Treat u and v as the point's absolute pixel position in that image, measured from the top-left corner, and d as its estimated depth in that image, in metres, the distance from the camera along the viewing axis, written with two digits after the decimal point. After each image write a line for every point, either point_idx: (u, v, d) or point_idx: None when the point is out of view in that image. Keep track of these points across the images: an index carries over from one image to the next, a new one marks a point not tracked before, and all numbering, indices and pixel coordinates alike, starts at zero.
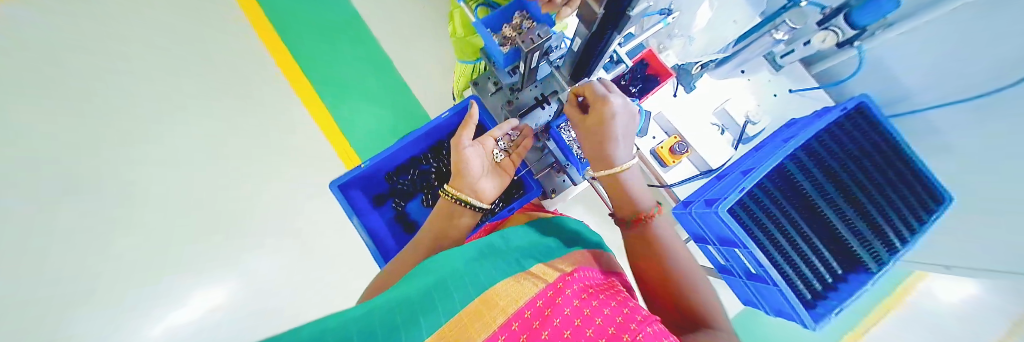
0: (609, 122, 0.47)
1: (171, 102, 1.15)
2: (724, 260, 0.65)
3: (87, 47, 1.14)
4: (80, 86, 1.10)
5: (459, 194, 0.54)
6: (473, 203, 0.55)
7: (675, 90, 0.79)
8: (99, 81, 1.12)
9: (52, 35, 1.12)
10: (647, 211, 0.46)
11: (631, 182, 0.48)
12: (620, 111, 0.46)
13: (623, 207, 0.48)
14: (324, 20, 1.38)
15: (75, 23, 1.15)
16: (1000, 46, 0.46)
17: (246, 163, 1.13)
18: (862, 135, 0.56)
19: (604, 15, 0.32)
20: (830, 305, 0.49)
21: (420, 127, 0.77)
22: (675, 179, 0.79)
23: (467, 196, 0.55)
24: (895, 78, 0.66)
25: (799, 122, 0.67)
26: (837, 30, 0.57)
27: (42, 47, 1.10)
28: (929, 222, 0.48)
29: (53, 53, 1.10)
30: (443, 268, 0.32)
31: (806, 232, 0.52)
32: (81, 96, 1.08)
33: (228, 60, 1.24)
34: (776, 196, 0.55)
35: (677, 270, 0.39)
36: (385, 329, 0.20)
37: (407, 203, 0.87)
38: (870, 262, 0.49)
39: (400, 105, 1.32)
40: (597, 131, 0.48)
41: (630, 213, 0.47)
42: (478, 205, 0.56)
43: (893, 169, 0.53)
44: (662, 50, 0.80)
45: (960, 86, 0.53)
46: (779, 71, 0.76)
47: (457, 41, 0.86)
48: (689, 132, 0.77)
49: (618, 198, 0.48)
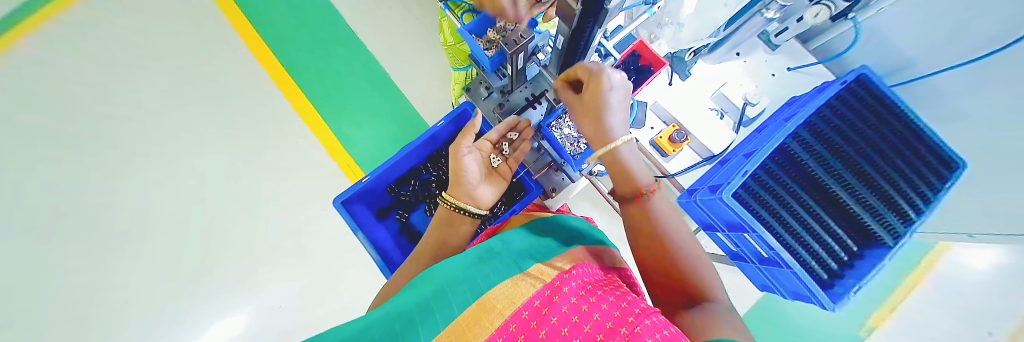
0: (602, 98, 0.42)
1: (173, 135, 1.21)
2: (734, 247, 0.63)
3: (104, 93, 1.23)
4: (104, 132, 1.19)
5: (458, 202, 0.55)
6: (472, 210, 0.55)
7: (670, 79, 0.78)
8: (123, 129, 1.20)
9: (80, 85, 1.22)
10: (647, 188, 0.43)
11: (627, 165, 0.43)
12: (616, 86, 0.42)
13: (621, 186, 0.45)
14: (317, 40, 1.39)
15: (96, 74, 1.24)
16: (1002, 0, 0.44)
17: (250, 189, 1.18)
18: (865, 109, 0.55)
19: (582, 10, 0.32)
20: (849, 284, 0.48)
21: (416, 137, 0.77)
22: (677, 168, 0.77)
23: (464, 203, 0.55)
24: (897, 50, 0.65)
25: (800, 99, 0.65)
26: (829, 5, 0.55)
27: (82, 98, 1.21)
28: (943, 190, 0.46)
29: (86, 104, 1.21)
30: (441, 276, 0.32)
31: (816, 211, 0.51)
32: (113, 141, 1.18)
33: (224, 86, 1.28)
34: (781, 177, 0.54)
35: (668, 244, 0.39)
36: (382, 338, 0.20)
37: (411, 214, 0.87)
38: (885, 237, 0.47)
39: (400, 117, 1.34)
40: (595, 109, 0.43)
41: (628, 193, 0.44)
42: (477, 212, 0.56)
43: (898, 138, 0.52)
44: (653, 40, 0.79)
45: (974, 46, 0.51)
46: (774, 51, 0.74)
47: (447, 49, 0.88)
48: (687, 120, 0.76)
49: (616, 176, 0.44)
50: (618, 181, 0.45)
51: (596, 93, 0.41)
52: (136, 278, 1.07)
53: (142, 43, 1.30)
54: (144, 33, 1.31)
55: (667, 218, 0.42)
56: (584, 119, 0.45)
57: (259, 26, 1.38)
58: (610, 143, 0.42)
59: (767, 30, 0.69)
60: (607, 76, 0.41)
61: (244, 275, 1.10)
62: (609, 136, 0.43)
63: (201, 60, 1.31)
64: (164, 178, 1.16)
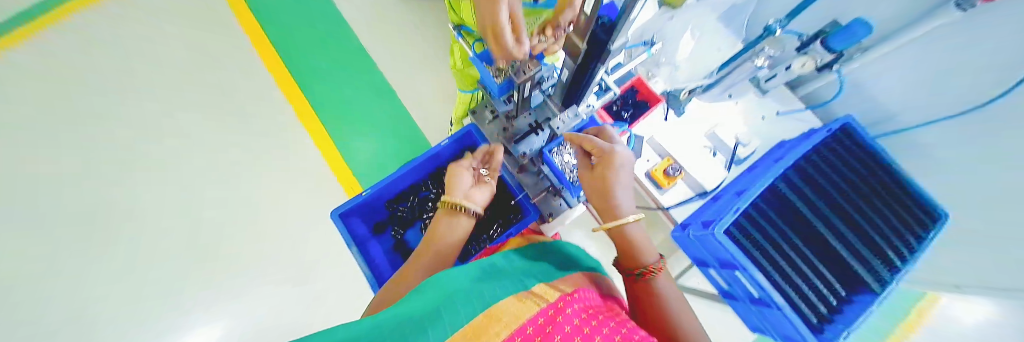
0: (614, 173, 0.48)
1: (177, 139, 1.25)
2: (726, 284, 0.63)
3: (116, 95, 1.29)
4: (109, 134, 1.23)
5: (451, 198, 0.56)
6: (467, 205, 0.56)
7: (665, 115, 0.82)
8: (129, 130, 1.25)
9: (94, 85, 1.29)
10: (653, 265, 0.43)
11: (632, 236, 0.46)
12: (625, 163, 0.49)
13: (626, 259, 0.46)
14: (330, 54, 1.46)
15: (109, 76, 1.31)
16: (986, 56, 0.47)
17: (246, 196, 1.20)
18: (851, 157, 0.58)
19: (587, 47, 0.36)
20: (837, 330, 0.47)
21: (419, 156, 0.81)
22: (672, 200, 0.79)
23: (458, 200, 0.56)
24: (879, 103, 0.69)
25: (788, 142, 0.68)
26: (814, 57, 0.60)
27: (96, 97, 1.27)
28: (928, 241, 0.48)
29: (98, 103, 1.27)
30: (444, 286, 0.32)
31: (805, 253, 0.52)
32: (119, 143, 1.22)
33: (236, 95, 1.35)
34: (773, 217, 0.56)
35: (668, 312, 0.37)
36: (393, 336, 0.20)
37: (406, 232, 0.86)
38: (872, 282, 0.48)
39: (401, 134, 1.36)
40: (604, 181, 0.48)
41: (631, 267, 0.44)
42: (471, 209, 0.56)
43: (885, 189, 0.54)
44: (650, 77, 0.87)
45: (949, 101, 0.55)
46: (763, 94, 0.79)
47: (457, 73, 0.92)
48: (681, 153, 0.79)
49: (622, 249, 0.47)
50: (624, 251, 0.46)
51: (607, 168, 0.48)
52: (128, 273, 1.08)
53: (160, 50, 1.38)
54: (165, 39, 1.40)
55: (669, 292, 0.41)
56: (595, 190, 0.50)
57: (277, 41, 1.46)
58: (624, 217, 0.46)
59: (758, 76, 0.73)
60: (618, 152, 0.49)
61: (225, 283, 1.09)
62: (618, 209, 0.47)
63: (220, 66, 1.38)
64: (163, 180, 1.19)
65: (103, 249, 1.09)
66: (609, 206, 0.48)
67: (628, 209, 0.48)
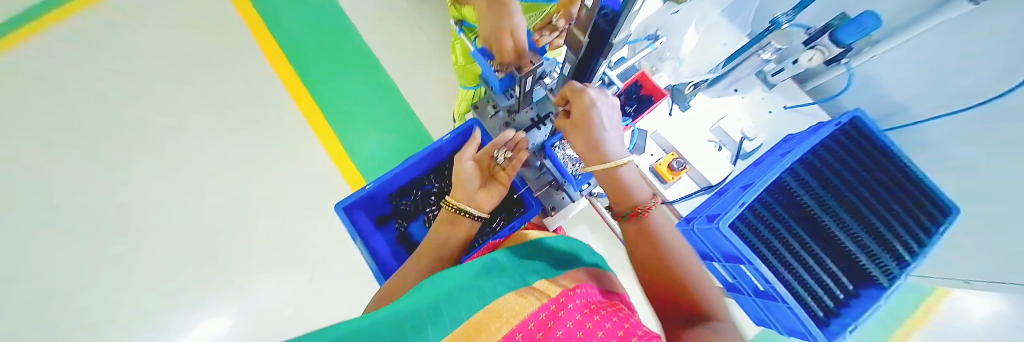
0: (593, 115, 0.44)
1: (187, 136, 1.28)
2: (731, 278, 0.63)
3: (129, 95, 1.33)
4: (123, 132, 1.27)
5: (458, 204, 0.56)
6: (473, 212, 0.56)
7: (670, 109, 0.81)
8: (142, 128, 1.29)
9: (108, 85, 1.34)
10: (642, 204, 0.44)
11: (621, 175, 0.45)
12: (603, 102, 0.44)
13: (618, 201, 0.46)
14: (334, 51, 1.47)
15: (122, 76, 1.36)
16: (998, 50, 0.46)
17: (252, 191, 1.22)
18: (858, 151, 0.57)
19: (588, 41, 0.35)
20: (844, 323, 0.47)
21: (420, 150, 0.80)
22: (677, 194, 0.78)
23: (465, 205, 0.57)
24: (888, 96, 0.68)
25: (796, 136, 0.67)
26: (823, 50, 0.60)
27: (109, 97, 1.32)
28: (937, 235, 0.48)
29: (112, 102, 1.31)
30: (446, 282, 0.32)
31: (812, 247, 0.52)
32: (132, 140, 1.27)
33: (242, 93, 1.37)
34: (779, 212, 0.55)
35: (676, 264, 0.38)
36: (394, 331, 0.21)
37: (409, 224, 0.87)
38: (880, 276, 0.48)
39: (405, 130, 1.36)
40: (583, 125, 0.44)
41: (623, 207, 0.46)
42: (478, 215, 0.57)
43: (895, 182, 0.53)
44: (654, 72, 0.86)
45: (962, 96, 0.54)
46: (771, 89, 0.76)
47: (458, 69, 0.92)
48: (686, 148, 0.78)
49: (612, 191, 0.46)
50: (614, 193, 0.46)
51: (585, 111, 0.43)
52: (140, 266, 1.11)
53: (168, 50, 1.42)
54: (174, 39, 1.44)
55: (665, 231, 0.43)
56: (575, 135, 0.46)
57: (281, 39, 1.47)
58: (609, 161, 0.44)
59: (764, 70, 0.71)
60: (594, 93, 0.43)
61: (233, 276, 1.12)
62: (602, 149, 0.45)
63: (227, 66, 1.41)
64: (173, 176, 1.23)
65: (112, 243, 1.12)
66: (594, 150, 0.45)
67: (614, 148, 0.46)
